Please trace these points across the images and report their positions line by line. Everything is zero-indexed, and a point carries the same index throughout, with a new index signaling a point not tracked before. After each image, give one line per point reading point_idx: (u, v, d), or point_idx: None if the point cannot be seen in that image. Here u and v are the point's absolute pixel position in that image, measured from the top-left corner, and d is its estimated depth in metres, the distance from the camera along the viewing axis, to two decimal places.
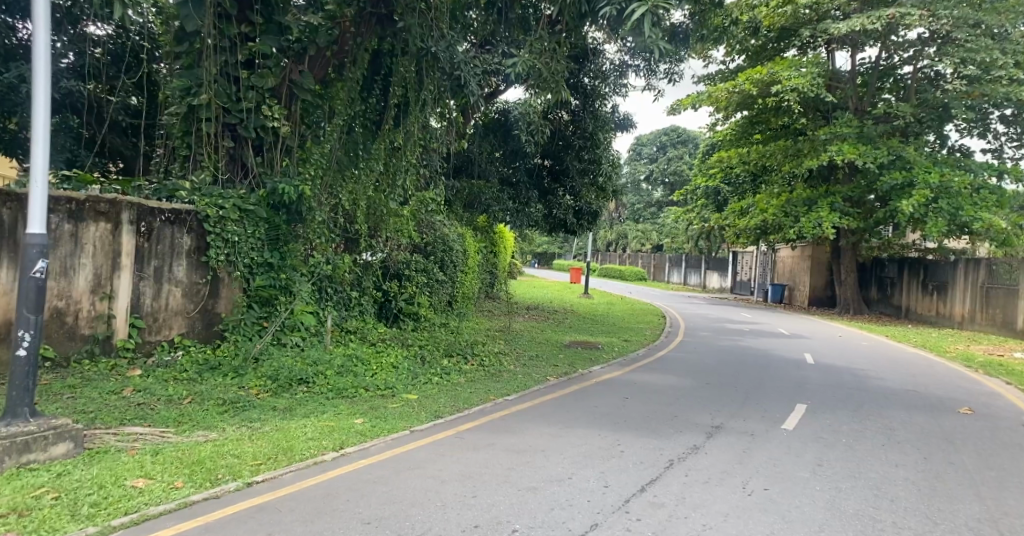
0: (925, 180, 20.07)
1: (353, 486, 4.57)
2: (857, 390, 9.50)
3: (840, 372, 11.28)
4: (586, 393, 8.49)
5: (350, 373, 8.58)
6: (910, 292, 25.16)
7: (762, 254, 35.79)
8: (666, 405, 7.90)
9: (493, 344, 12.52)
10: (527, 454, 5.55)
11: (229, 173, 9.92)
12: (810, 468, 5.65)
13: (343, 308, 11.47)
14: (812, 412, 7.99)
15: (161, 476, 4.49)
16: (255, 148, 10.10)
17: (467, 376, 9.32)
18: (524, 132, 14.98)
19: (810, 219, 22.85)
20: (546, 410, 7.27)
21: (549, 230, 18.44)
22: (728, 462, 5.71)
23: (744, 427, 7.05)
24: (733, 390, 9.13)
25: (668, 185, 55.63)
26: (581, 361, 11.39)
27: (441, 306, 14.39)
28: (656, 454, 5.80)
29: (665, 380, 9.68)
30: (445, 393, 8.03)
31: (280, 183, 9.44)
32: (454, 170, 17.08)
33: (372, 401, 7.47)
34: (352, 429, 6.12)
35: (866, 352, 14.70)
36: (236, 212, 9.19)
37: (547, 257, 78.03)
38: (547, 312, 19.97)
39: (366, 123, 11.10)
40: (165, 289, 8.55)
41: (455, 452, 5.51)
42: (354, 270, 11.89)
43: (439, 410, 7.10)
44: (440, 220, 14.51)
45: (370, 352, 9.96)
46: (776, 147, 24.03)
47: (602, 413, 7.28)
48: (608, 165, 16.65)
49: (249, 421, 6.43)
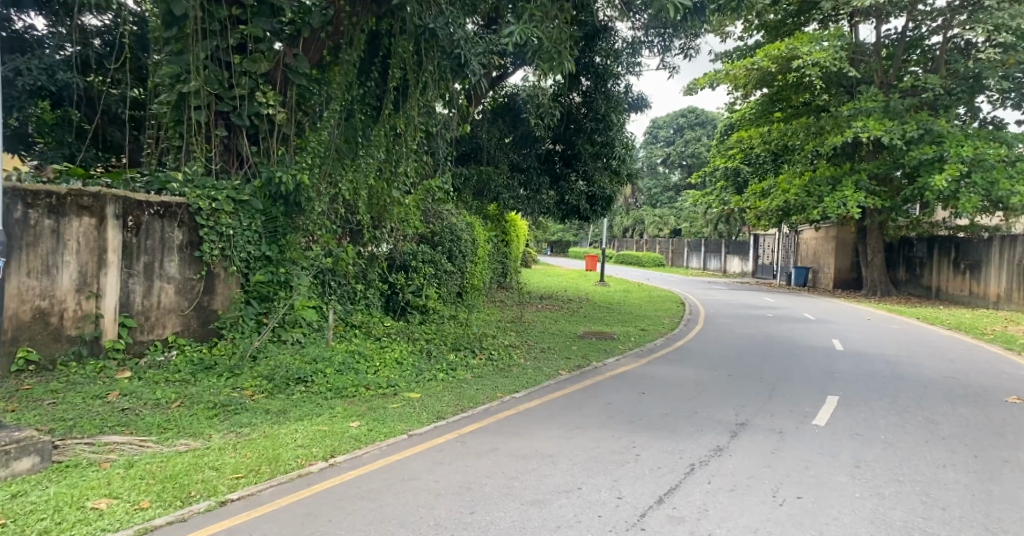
0: (957, 154, 19.24)
1: (338, 503, 4.12)
2: (891, 380, 8.90)
3: (871, 360, 10.67)
4: (599, 388, 8.00)
5: (351, 370, 8.18)
6: (940, 272, 24.31)
7: (784, 236, 34.97)
8: (685, 401, 7.40)
9: (504, 336, 12.07)
10: (532, 461, 5.06)
11: (222, 164, 9.49)
12: (847, 471, 5.12)
13: (347, 302, 11.13)
14: (845, 404, 7.43)
15: (128, 494, 4.07)
16: (251, 137, 9.66)
17: (474, 371, 8.87)
18: (533, 115, 14.56)
19: (834, 199, 22.08)
20: (556, 408, 6.79)
21: (563, 217, 17.80)
22: (755, 465, 5.18)
23: (771, 424, 6.51)
24: (758, 382, 8.59)
25: (686, 168, 54.69)
26: (596, 353, 10.91)
27: (450, 297, 13.96)
28: (675, 458, 5.30)
29: (684, 373, 9.15)
30: (449, 391, 7.58)
31: (276, 172, 9.02)
32: (461, 158, 16.54)
33: (373, 400, 7.06)
34: (346, 434, 5.69)
35: (897, 336, 14.03)
36: (232, 204, 8.80)
37: (562, 245, 77.41)
38: (562, 301, 19.46)
39: (366, 108, 10.61)
40: (156, 286, 8.17)
41: (454, 459, 5.04)
42: (358, 262, 11.54)
43: (441, 410, 6.66)
44: (447, 209, 14.08)
45: (374, 347, 9.54)
46: (798, 125, 23.26)
47: (616, 411, 6.80)
48: (622, 147, 15.97)
49: (238, 425, 6.02)
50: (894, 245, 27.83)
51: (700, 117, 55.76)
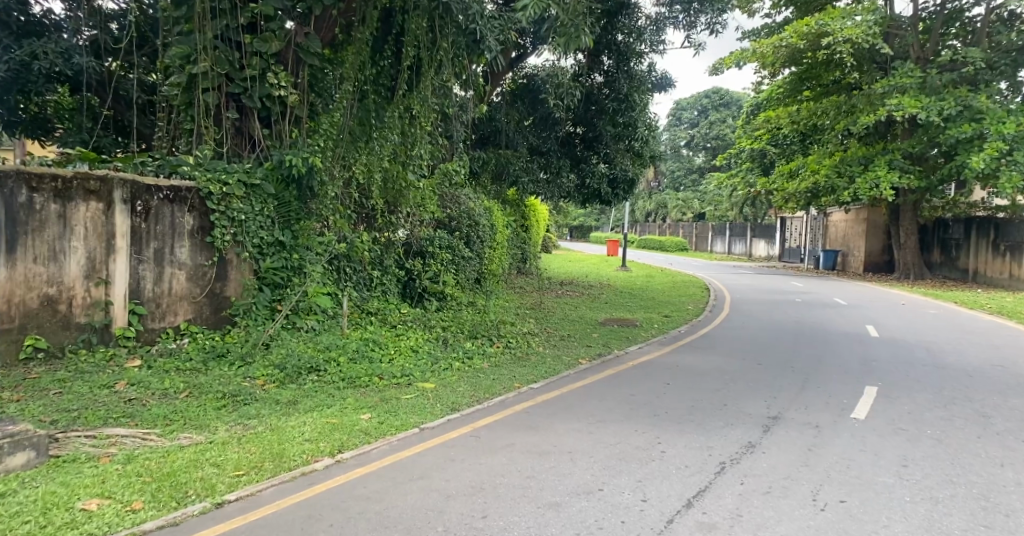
0: (998, 132, 18.52)
1: (343, 507, 3.86)
2: (933, 369, 8.45)
3: (908, 347, 10.20)
4: (621, 378, 7.69)
5: (365, 359, 7.96)
6: (977, 254, 23.63)
7: (812, 218, 34.19)
8: (712, 392, 7.06)
9: (523, 324, 11.80)
10: (551, 459, 4.77)
11: (234, 147, 9.25)
12: (892, 470, 4.75)
13: (362, 288, 10.97)
14: (885, 396, 7.02)
15: (121, 494, 3.84)
16: (263, 120, 9.41)
17: (492, 361, 8.63)
18: (552, 94, 14.07)
19: (866, 179, 21.37)
20: (576, 401, 6.49)
21: (583, 202, 17.30)
22: (790, 464, 4.84)
23: (805, 417, 6.15)
24: (789, 372, 8.20)
25: (710, 150, 53.75)
26: (618, 341, 10.60)
27: (468, 284, 13.72)
28: (703, 455, 4.97)
29: (710, 362, 8.78)
30: (465, 382, 7.32)
31: (287, 155, 8.78)
32: (479, 141, 16.14)
33: (386, 391, 6.83)
34: (355, 428, 5.44)
35: (935, 322, 13.49)
36: (243, 189, 8.57)
37: (584, 230, 76.78)
38: (583, 287, 19.10)
39: (379, 89, 10.33)
40: (167, 273, 7.98)
41: (467, 457, 4.77)
42: (373, 247, 11.35)
43: (456, 403, 6.40)
44: (465, 193, 13.81)
45: (389, 335, 9.31)
46: (829, 103, 22.50)
47: (639, 403, 6.48)
48: (645, 128, 15.46)
49: (247, 417, 5.81)
50: (928, 227, 26.97)
51: (725, 98, 54.77)
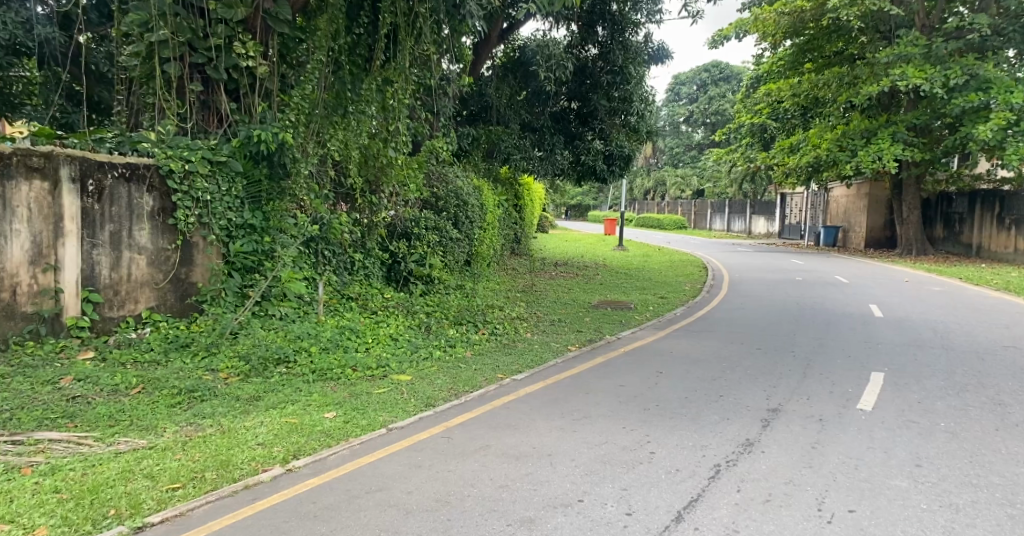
0: (1006, 101, 18.01)
1: (284, 529, 3.37)
2: (941, 351, 8.01)
3: (914, 328, 9.72)
4: (611, 367, 7.23)
5: (339, 349, 7.47)
6: (982, 228, 23.34)
7: (813, 194, 33.66)
8: (707, 381, 6.59)
9: (512, 308, 11.32)
10: (527, 465, 4.28)
11: (201, 122, 8.60)
12: (906, 471, 4.28)
13: (343, 273, 10.49)
14: (892, 383, 6.57)
15: (27, 516, 3.35)
16: (231, 93, 8.80)
17: (475, 349, 8.17)
18: (542, 67, 13.43)
19: (869, 153, 20.81)
20: (562, 393, 6.03)
21: (579, 180, 16.55)
22: (792, 466, 4.38)
23: (808, 409, 5.70)
24: (791, 358, 7.73)
25: (709, 126, 53.03)
26: (609, 325, 10.13)
27: (456, 267, 13.21)
28: (696, 456, 4.50)
29: (706, 348, 8.31)
30: (444, 374, 6.85)
31: (255, 130, 8.24)
32: (469, 117, 15.39)
33: (358, 384, 6.35)
34: (317, 429, 4.97)
35: (941, 299, 13.01)
36: (208, 167, 8.03)
37: (581, 209, 76.07)
38: (578, 268, 18.56)
39: (355, 58, 9.73)
40: (125, 257, 7.46)
41: (435, 463, 4.28)
42: (354, 230, 10.84)
43: (431, 397, 5.92)
44: (453, 172, 13.26)
45: (367, 322, 8.82)
46: (831, 74, 21.86)
47: (629, 396, 6.01)
48: (640, 102, 14.94)
49: (200, 417, 5.31)
50: (931, 201, 26.48)
51: (724, 72, 53.93)
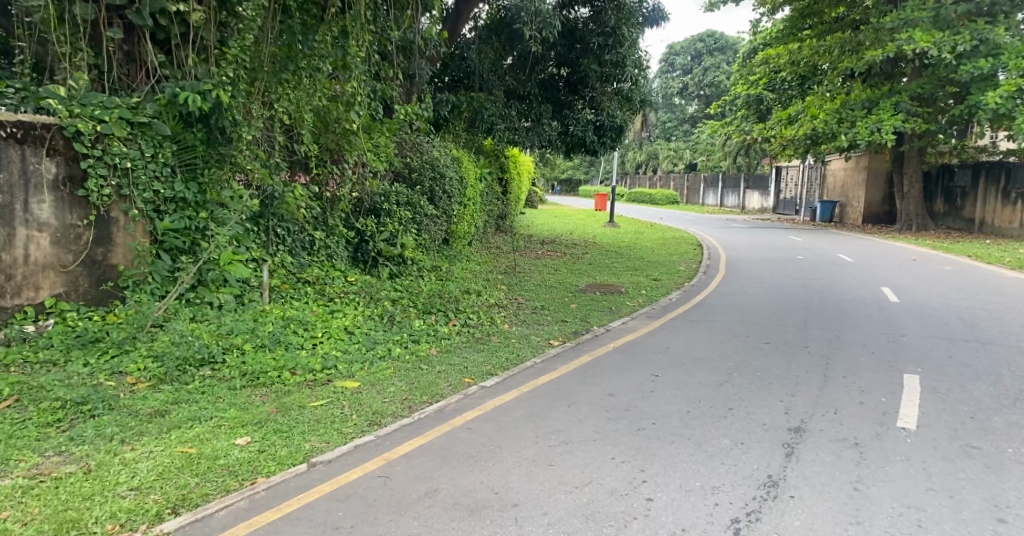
0: (1016, 68, 17.17)
1: None
2: (976, 347, 7.01)
3: (938, 317, 8.69)
4: (598, 371, 6.17)
5: (279, 346, 6.32)
6: (985, 203, 22.47)
7: (809, 168, 32.66)
8: (712, 390, 5.56)
9: (491, 293, 10.26)
10: (484, 525, 3.21)
11: (124, 78, 7.32)
12: (987, 531, 3.24)
13: (299, 253, 9.35)
14: (930, 390, 5.55)
15: None
16: (161, 44, 7.49)
17: (443, 344, 7.08)
18: (528, 25, 11.89)
19: (868, 123, 19.83)
20: (537, 412, 4.94)
21: (568, 152, 15.35)
22: (832, 521, 3.35)
23: (838, 430, 4.67)
24: (807, 356, 6.69)
25: (704, 98, 51.80)
26: (598, 314, 9.07)
27: (430, 246, 12.06)
28: (708, 508, 3.47)
29: (707, 344, 7.26)
30: (401, 378, 5.75)
31: (184, 88, 6.88)
32: (450, 84, 14.22)
33: (295, 394, 5.24)
34: (222, 459, 3.85)
35: (956, 281, 12.05)
36: (127, 128, 6.74)
37: (572, 185, 75.14)
38: (565, 247, 17.44)
39: (309, 6, 8.03)
40: (22, 236, 6.21)
41: (360, 524, 3.19)
42: (312, 205, 9.65)
43: (378, 413, 4.83)
44: (428, 141, 12.05)
45: (320, 311, 7.70)
46: (833, 40, 20.83)
47: (619, 412, 5.00)
48: (634, 68, 13.66)
49: (76, 441, 4.04)
50: (933, 174, 25.58)
51: (719, 42, 52.13)
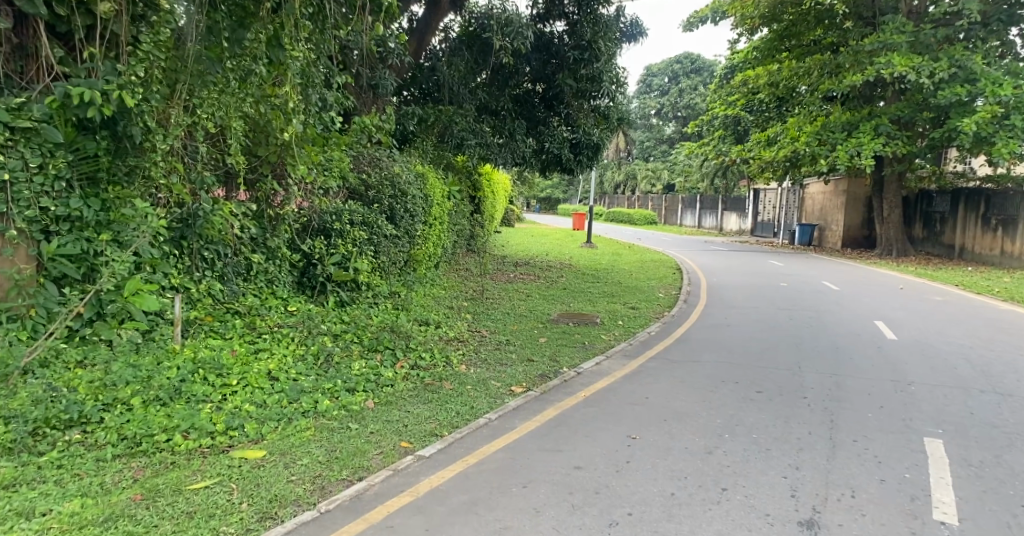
0: (994, 94, 16.76)
1: None
2: (997, 401, 6.09)
3: (945, 359, 7.80)
4: (566, 432, 5.13)
5: (179, 399, 5.19)
6: (965, 229, 21.95)
7: (788, 191, 32.15)
8: (700, 462, 4.55)
9: (450, 324, 9.19)
10: None
11: (14, 74, 6.09)
12: None
13: (232, 278, 8.21)
14: (962, 462, 4.59)
15: None
16: (61, 36, 6.34)
17: (383, 394, 5.98)
18: (497, 33, 11.03)
19: (848, 147, 19.21)
20: (484, 499, 3.88)
21: (542, 170, 14.38)
22: None
23: (863, 525, 3.69)
24: (808, 412, 5.73)
25: (681, 119, 51.72)
26: (570, 351, 8.04)
27: (390, 269, 10.92)
28: None
29: (692, 393, 6.25)
30: (321, 444, 4.66)
31: (79, 86, 5.67)
32: (419, 97, 13.23)
33: (179, 470, 4.13)
34: None
35: (952, 314, 11.26)
36: (6, 133, 5.55)
37: (550, 202, 74.69)
38: (540, 269, 16.46)
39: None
40: None
41: None
42: (250, 224, 8.52)
43: (276, 500, 3.74)
44: (386, 155, 11.00)
45: (242, 350, 6.56)
46: (812, 61, 20.24)
47: (587, 496, 3.97)
48: (611, 83, 12.65)
49: None
50: (912, 200, 25.15)
51: (695, 64, 52.47)
